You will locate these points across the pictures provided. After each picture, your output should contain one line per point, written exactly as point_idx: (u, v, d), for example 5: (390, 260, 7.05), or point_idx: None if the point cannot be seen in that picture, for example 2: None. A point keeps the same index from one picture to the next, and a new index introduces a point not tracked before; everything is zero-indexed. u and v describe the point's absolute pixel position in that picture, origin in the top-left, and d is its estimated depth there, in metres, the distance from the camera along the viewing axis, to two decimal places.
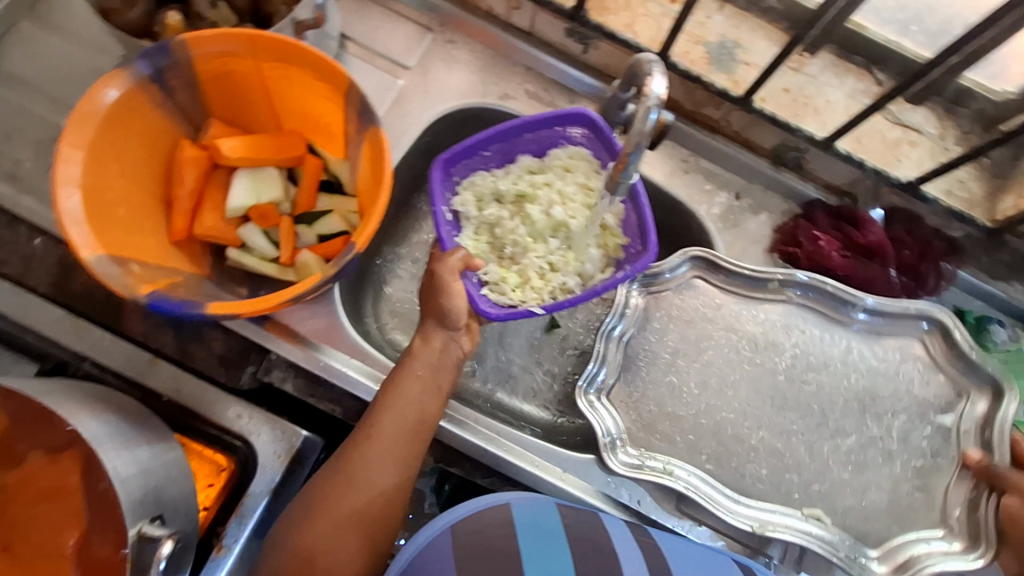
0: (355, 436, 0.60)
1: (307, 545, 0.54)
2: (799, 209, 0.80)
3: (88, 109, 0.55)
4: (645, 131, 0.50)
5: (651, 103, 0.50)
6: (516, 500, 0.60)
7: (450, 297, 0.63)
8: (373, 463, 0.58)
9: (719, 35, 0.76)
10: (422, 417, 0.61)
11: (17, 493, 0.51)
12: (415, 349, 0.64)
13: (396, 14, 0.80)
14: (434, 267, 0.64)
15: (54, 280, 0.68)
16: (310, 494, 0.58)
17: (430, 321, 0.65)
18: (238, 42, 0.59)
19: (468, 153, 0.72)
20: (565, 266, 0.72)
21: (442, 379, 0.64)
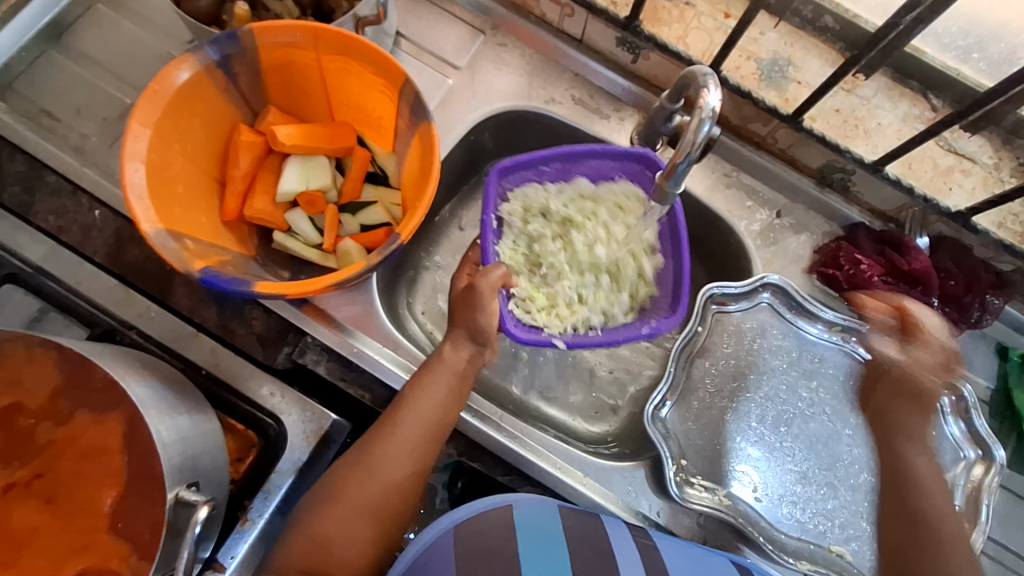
0: (377, 431, 0.60)
1: (322, 532, 0.55)
2: (841, 231, 0.79)
3: (159, 89, 0.58)
4: (697, 142, 0.50)
5: (705, 115, 0.51)
6: (518, 501, 0.60)
7: (484, 314, 0.64)
8: (391, 459, 0.59)
9: (772, 52, 0.76)
10: (443, 419, 0.62)
11: (65, 449, 0.53)
12: (443, 354, 0.64)
13: (450, 14, 0.82)
14: (476, 282, 0.65)
15: (110, 250, 0.71)
16: (331, 481, 0.59)
17: (460, 331, 0.66)
18: (303, 35, 0.61)
19: (526, 165, 0.73)
20: (593, 302, 0.74)
21: (466, 386, 0.64)
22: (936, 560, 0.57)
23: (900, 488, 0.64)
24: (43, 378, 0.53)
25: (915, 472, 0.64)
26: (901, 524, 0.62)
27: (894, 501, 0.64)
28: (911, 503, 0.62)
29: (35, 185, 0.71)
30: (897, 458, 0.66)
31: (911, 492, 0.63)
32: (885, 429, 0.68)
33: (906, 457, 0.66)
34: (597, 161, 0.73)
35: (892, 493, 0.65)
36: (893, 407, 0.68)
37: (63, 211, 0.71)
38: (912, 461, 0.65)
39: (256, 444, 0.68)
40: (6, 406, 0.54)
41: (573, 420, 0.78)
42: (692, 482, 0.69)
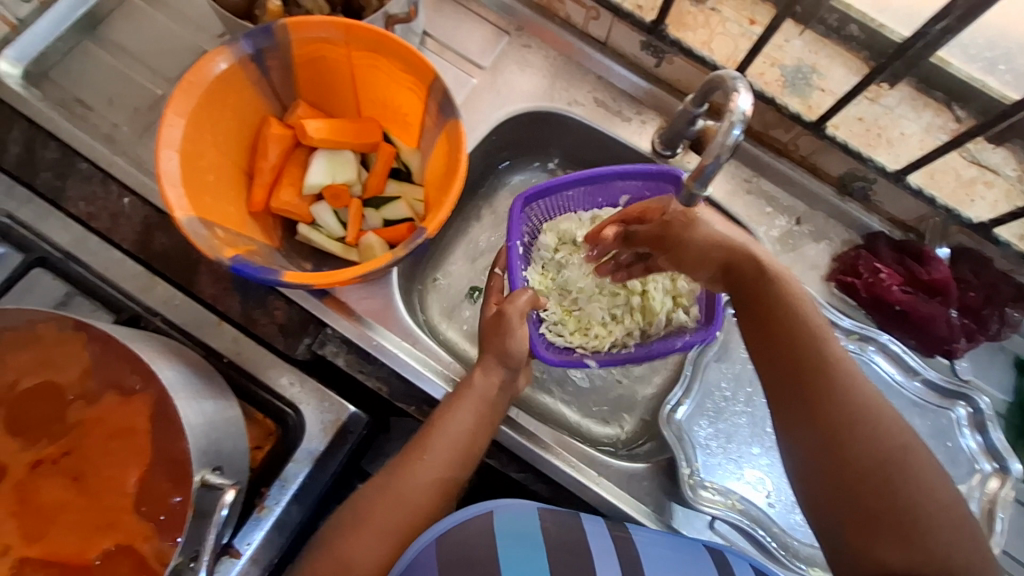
0: (407, 452, 0.62)
1: (347, 553, 0.56)
2: (860, 240, 0.79)
3: (195, 79, 0.59)
4: (727, 145, 0.51)
5: (736, 118, 0.51)
6: (499, 507, 0.59)
7: (516, 339, 0.65)
8: (418, 479, 0.60)
9: (796, 59, 0.76)
10: (471, 444, 0.62)
11: (93, 429, 0.54)
12: (475, 381, 0.65)
13: (475, 14, 0.83)
14: (504, 307, 0.67)
15: (137, 238, 0.72)
16: (358, 502, 0.59)
17: (490, 356, 0.66)
18: (336, 30, 0.62)
19: (553, 192, 0.76)
20: (626, 321, 0.75)
21: (495, 413, 0.65)
22: (886, 491, 0.50)
23: (831, 415, 0.53)
24: (74, 359, 0.55)
25: (860, 390, 0.53)
26: (822, 446, 0.53)
27: (821, 420, 0.53)
28: (857, 436, 0.52)
29: (67, 171, 0.72)
30: (809, 368, 0.54)
31: (843, 405, 0.53)
32: (798, 342, 0.56)
33: (827, 375, 0.54)
34: (625, 181, 0.75)
35: (813, 412, 0.54)
36: (790, 322, 0.56)
37: (93, 198, 0.72)
38: (824, 368, 0.54)
39: (274, 433, 0.69)
40: (35, 384, 0.55)
41: (587, 421, 0.79)
42: (705, 485, 0.68)
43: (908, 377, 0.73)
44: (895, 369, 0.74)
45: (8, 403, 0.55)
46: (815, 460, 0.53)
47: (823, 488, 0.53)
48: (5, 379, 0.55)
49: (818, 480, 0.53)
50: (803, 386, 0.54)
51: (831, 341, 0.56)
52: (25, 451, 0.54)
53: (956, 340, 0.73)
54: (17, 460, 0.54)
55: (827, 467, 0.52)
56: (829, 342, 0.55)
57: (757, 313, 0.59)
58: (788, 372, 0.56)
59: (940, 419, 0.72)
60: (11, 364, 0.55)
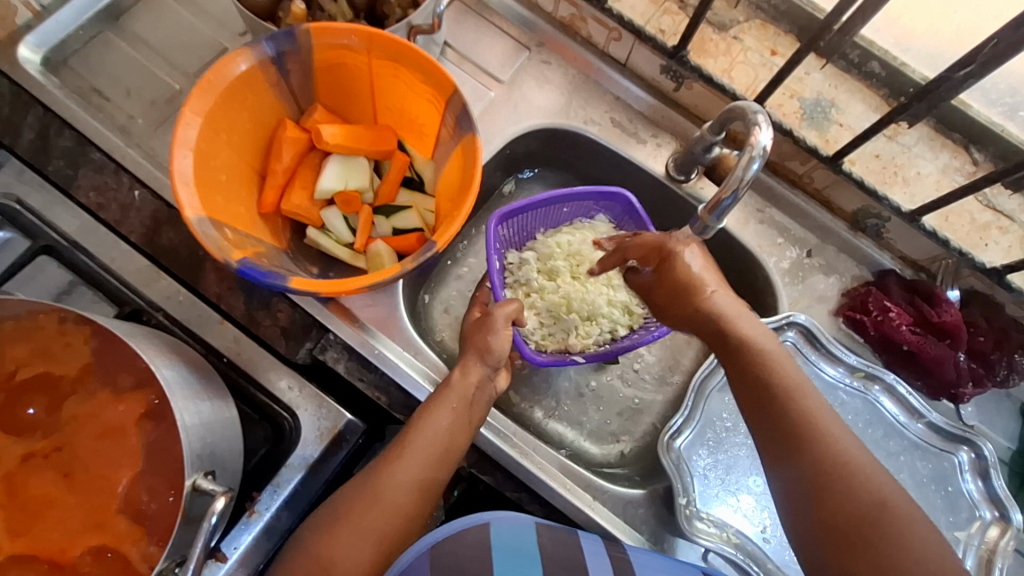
0: (388, 452, 0.60)
1: (327, 553, 0.54)
2: (870, 277, 0.78)
3: (216, 78, 0.59)
4: (745, 180, 0.52)
5: (755, 153, 0.52)
6: (496, 520, 0.59)
7: (498, 338, 0.66)
8: (399, 483, 0.58)
9: (816, 93, 0.76)
10: (451, 446, 0.61)
11: (85, 426, 0.54)
12: (452, 380, 0.64)
13: (497, 28, 0.83)
14: (492, 311, 0.68)
15: (145, 231, 0.72)
16: (337, 501, 0.58)
17: (470, 354, 0.66)
18: (358, 38, 0.62)
19: (523, 210, 0.74)
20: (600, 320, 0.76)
21: (474, 411, 0.64)
22: (870, 557, 0.47)
23: (811, 466, 0.51)
24: (73, 353, 0.55)
25: (839, 446, 0.52)
26: (808, 499, 0.51)
27: (798, 470, 0.52)
28: (842, 496, 0.50)
29: (79, 160, 0.72)
30: (787, 421, 0.53)
31: (821, 459, 0.51)
32: (775, 392, 0.55)
33: (804, 431, 0.53)
34: (570, 204, 0.76)
35: (790, 460, 0.52)
36: (763, 373, 0.56)
37: (104, 188, 0.72)
38: (803, 427, 0.53)
39: (270, 438, 0.68)
40: (33, 376, 0.55)
41: (587, 442, 0.78)
42: (701, 516, 0.67)
43: (911, 419, 0.72)
44: (898, 410, 0.73)
45: (5, 393, 0.55)
46: (792, 490, 0.52)
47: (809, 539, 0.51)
48: (4, 369, 0.55)
49: (803, 532, 0.51)
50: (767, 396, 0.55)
51: (806, 396, 0.54)
52: (15, 443, 0.54)
53: (963, 386, 0.73)
54: (10, 452, 0.53)
55: (817, 519, 0.50)
56: (806, 395, 0.54)
57: (732, 360, 0.58)
58: (768, 421, 0.55)
59: (942, 463, 0.71)
60: (9, 354, 0.55)
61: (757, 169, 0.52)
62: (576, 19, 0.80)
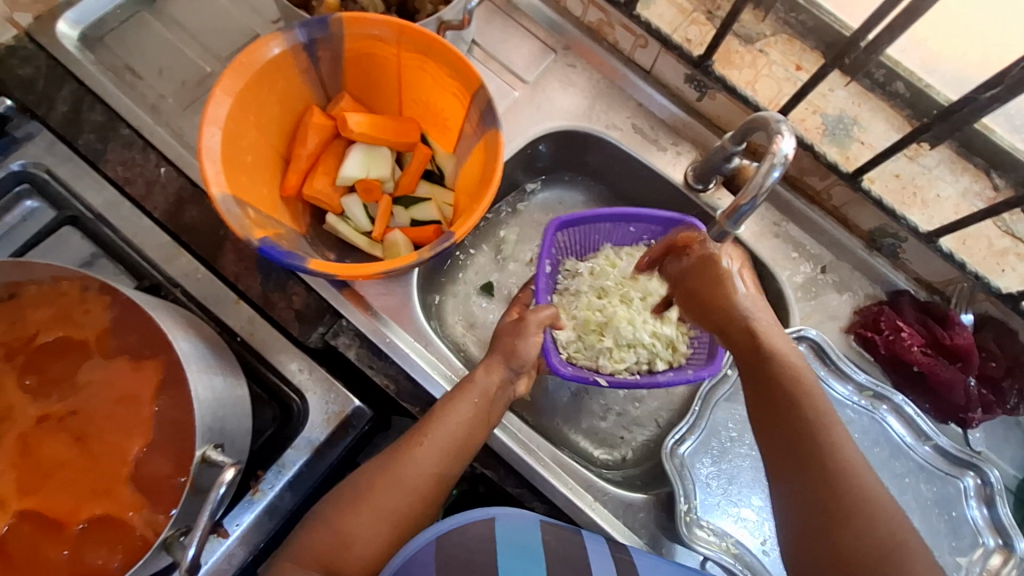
0: (408, 438, 0.61)
1: (347, 529, 0.56)
2: (884, 296, 0.78)
3: (249, 60, 0.60)
4: (764, 186, 0.52)
5: (777, 161, 0.52)
6: (502, 515, 0.58)
7: (527, 343, 0.68)
8: (417, 468, 0.59)
9: (839, 109, 0.76)
10: (468, 440, 0.62)
11: (99, 392, 0.55)
12: (476, 376, 0.65)
13: (525, 29, 0.84)
14: (526, 315, 0.70)
15: (168, 208, 0.73)
16: (358, 479, 0.60)
17: (496, 355, 0.68)
18: (390, 30, 0.62)
19: (591, 222, 0.78)
20: (642, 348, 0.76)
21: (492, 410, 0.65)
22: None
23: (828, 497, 0.50)
24: (93, 320, 0.56)
25: (863, 484, 0.50)
26: (818, 529, 0.50)
27: (813, 497, 0.51)
28: (858, 534, 0.48)
29: (109, 135, 0.74)
30: (808, 447, 0.52)
31: (842, 492, 0.50)
32: (800, 417, 0.54)
33: (826, 459, 0.51)
34: (639, 225, 0.77)
35: (808, 487, 0.51)
36: (789, 396, 0.55)
37: (131, 164, 0.73)
38: (827, 455, 0.52)
39: (278, 418, 0.69)
40: (53, 340, 0.56)
41: (591, 445, 0.78)
42: (701, 524, 0.66)
43: (918, 441, 0.72)
44: (906, 431, 0.72)
45: (26, 355, 0.56)
46: (799, 512, 0.52)
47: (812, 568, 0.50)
48: (25, 331, 0.56)
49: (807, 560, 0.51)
50: (785, 416, 0.54)
51: (835, 426, 0.53)
52: (32, 404, 0.55)
53: (972, 411, 0.72)
54: (25, 412, 0.54)
55: (824, 551, 0.49)
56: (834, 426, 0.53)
57: (758, 378, 0.58)
58: (788, 444, 0.54)
59: (947, 487, 0.70)
60: (32, 318, 0.56)
61: (777, 176, 0.52)
62: (603, 24, 0.81)
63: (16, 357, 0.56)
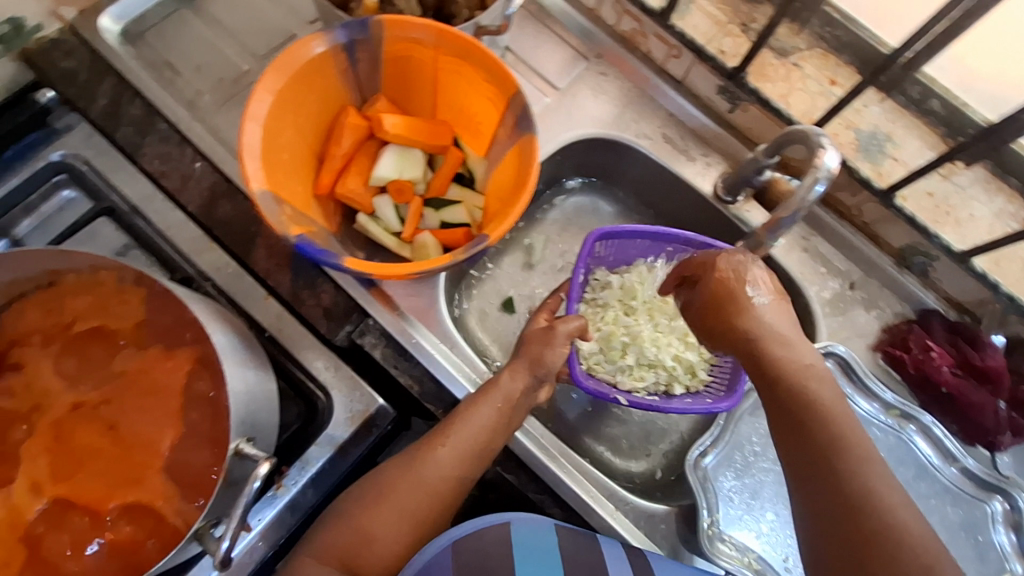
0: (429, 439, 0.61)
1: (369, 527, 0.56)
2: (913, 315, 0.78)
3: (291, 59, 0.61)
4: (807, 199, 0.54)
5: (821, 175, 0.53)
6: (516, 519, 0.60)
7: (554, 352, 0.67)
8: (437, 470, 0.59)
9: (873, 125, 0.74)
10: (489, 444, 0.61)
11: (133, 382, 0.56)
12: (500, 380, 0.64)
13: (558, 37, 0.84)
14: (556, 324, 0.68)
15: (202, 202, 0.74)
16: (379, 478, 0.59)
17: (521, 361, 0.66)
18: (430, 33, 0.63)
19: (626, 237, 0.77)
20: (662, 369, 0.76)
21: (512, 415, 0.64)
22: None
23: (855, 531, 0.47)
24: (129, 310, 0.57)
25: (894, 516, 0.47)
26: (849, 568, 0.46)
27: (839, 525, 0.48)
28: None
29: (147, 129, 0.75)
30: (831, 473, 0.49)
31: (866, 517, 0.47)
32: (823, 440, 0.51)
33: (855, 487, 0.48)
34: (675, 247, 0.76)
35: (834, 519, 0.48)
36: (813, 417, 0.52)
37: (168, 158, 0.74)
38: (855, 486, 0.48)
39: (303, 415, 0.70)
40: (89, 329, 0.57)
41: (611, 453, 0.78)
42: (723, 538, 0.66)
43: (945, 462, 0.71)
44: (932, 452, 0.71)
45: (64, 342, 0.57)
46: (823, 540, 0.49)
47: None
48: (63, 319, 0.57)
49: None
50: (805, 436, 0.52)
51: (858, 445, 0.50)
52: (68, 391, 0.55)
53: (1001, 434, 0.71)
54: (61, 399, 0.55)
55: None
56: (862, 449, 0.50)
57: (775, 398, 0.55)
58: (811, 469, 0.51)
59: (974, 510, 0.69)
60: (70, 306, 0.57)
61: (820, 193, 0.54)
62: (637, 34, 0.82)
63: (54, 345, 0.57)
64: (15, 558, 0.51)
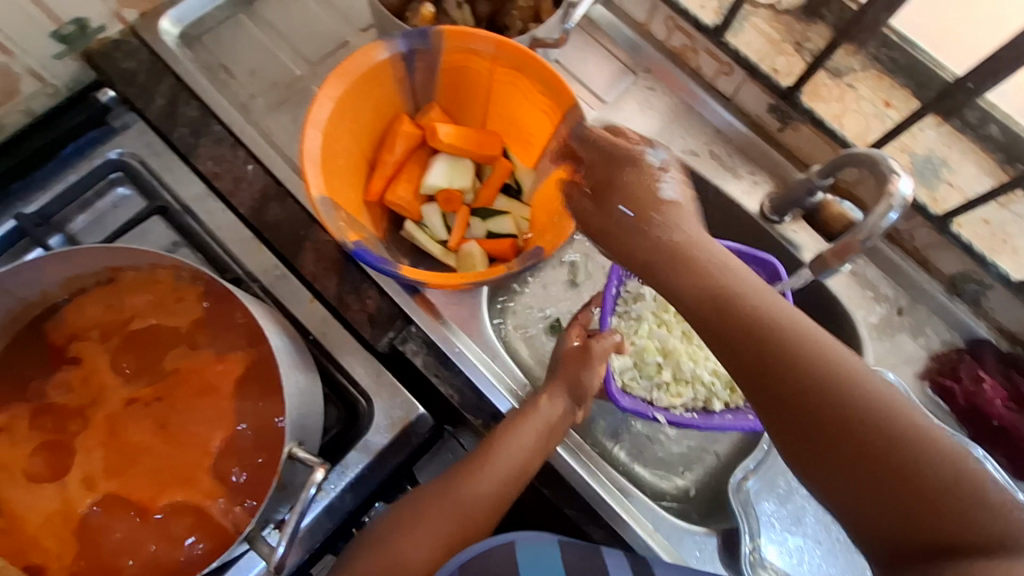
0: (467, 461, 0.62)
1: (405, 551, 0.56)
2: (962, 344, 0.76)
3: (351, 66, 0.62)
4: (879, 226, 0.54)
5: (895, 203, 0.54)
6: (521, 538, 0.55)
7: (591, 373, 0.67)
8: (477, 492, 0.60)
9: (928, 149, 0.73)
10: (527, 468, 0.62)
11: (185, 381, 0.56)
12: (539, 405, 0.65)
13: (605, 50, 0.84)
14: (590, 344, 0.67)
15: (253, 204, 0.74)
16: (416, 499, 0.60)
17: (559, 382, 0.67)
18: (489, 45, 0.63)
19: None
20: (700, 384, 0.76)
21: (553, 437, 0.65)
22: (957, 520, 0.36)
23: (841, 428, 0.39)
24: (185, 309, 0.58)
25: (917, 438, 0.37)
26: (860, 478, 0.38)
27: (823, 427, 0.40)
28: (942, 509, 0.36)
29: (201, 131, 0.76)
30: (828, 412, 0.40)
31: (852, 402, 0.39)
32: (799, 376, 0.41)
33: (819, 373, 0.40)
34: None
35: (817, 424, 0.40)
36: (778, 356, 0.42)
37: (221, 159, 0.75)
38: (861, 409, 0.39)
39: (342, 419, 0.70)
40: (143, 327, 0.58)
41: (646, 471, 0.77)
42: (765, 564, 0.66)
43: None
44: None
45: (119, 339, 0.58)
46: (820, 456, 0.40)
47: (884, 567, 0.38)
48: (120, 315, 0.58)
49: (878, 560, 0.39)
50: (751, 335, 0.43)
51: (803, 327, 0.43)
52: (122, 387, 0.56)
53: None
54: (116, 395, 0.56)
55: (899, 543, 0.37)
56: (840, 368, 0.41)
57: (729, 343, 0.44)
58: (800, 415, 0.41)
59: None
60: (128, 303, 0.58)
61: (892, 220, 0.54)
62: (687, 50, 0.82)
63: (111, 340, 0.57)
64: (68, 550, 0.52)
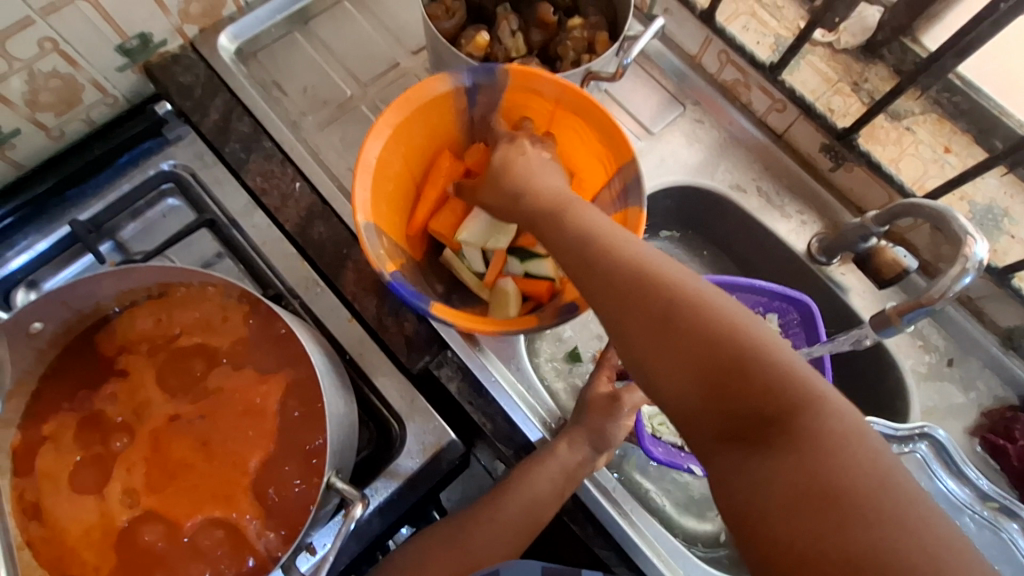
0: (477, 510, 0.64)
1: None
2: (1015, 401, 0.73)
3: (413, 96, 0.62)
4: (953, 291, 0.53)
5: (970, 265, 0.53)
6: None
7: (616, 425, 0.65)
8: (485, 542, 0.62)
9: (988, 199, 0.72)
10: (537, 519, 0.63)
11: (227, 400, 0.57)
12: (557, 450, 0.64)
13: (654, 79, 0.83)
14: (621, 394, 0.66)
15: (299, 221, 0.75)
16: (427, 542, 0.63)
17: (581, 430, 0.65)
18: (553, 88, 0.63)
19: None
20: None
21: (570, 486, 0.63)
22: (782, 392, 0.39)
23: (679, 330, 0.42)
24: (231, 328, 0.58)
25: (728, 317, 0.41)
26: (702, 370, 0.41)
27: (667, 333, 0.42)
28: (773, 388, 0.39)
29: (253, 146, 0.77)
30: (658, 298, 0.43)
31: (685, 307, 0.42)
32: (639, 278, 0.45)
33: (654, 282, 0.44)
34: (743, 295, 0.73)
35: (661, 331, 0.43)
36: (612, 257, 0.46)
37: (270, 175, 0.76)
38: (693, 312, 0.42)
39: (374, 440, 0.70)
40: (190, 344, 0.59)
41: (676, 511, 0.75)
42: None
43: None
44: None
45: (165, 354, 0.59)
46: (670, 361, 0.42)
47: (715, 445, 0.41)
48: (169, 331, 0.59)
49: (710, 439, 0.41)
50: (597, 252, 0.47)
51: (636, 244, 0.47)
52: (166, 403, 0.57)
53: None
54: (159, 410, 0.57)
55: (755, 442, 0.39)
56: (664, 266, 0.45)
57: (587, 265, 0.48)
58: (627, 303, 0.44)
59: None
60: (179, 319, 0.59)
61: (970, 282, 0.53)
62: (739, 84, 0.80)
63: (158, 355, 0.58)
64: (105, 563, 0.53)
